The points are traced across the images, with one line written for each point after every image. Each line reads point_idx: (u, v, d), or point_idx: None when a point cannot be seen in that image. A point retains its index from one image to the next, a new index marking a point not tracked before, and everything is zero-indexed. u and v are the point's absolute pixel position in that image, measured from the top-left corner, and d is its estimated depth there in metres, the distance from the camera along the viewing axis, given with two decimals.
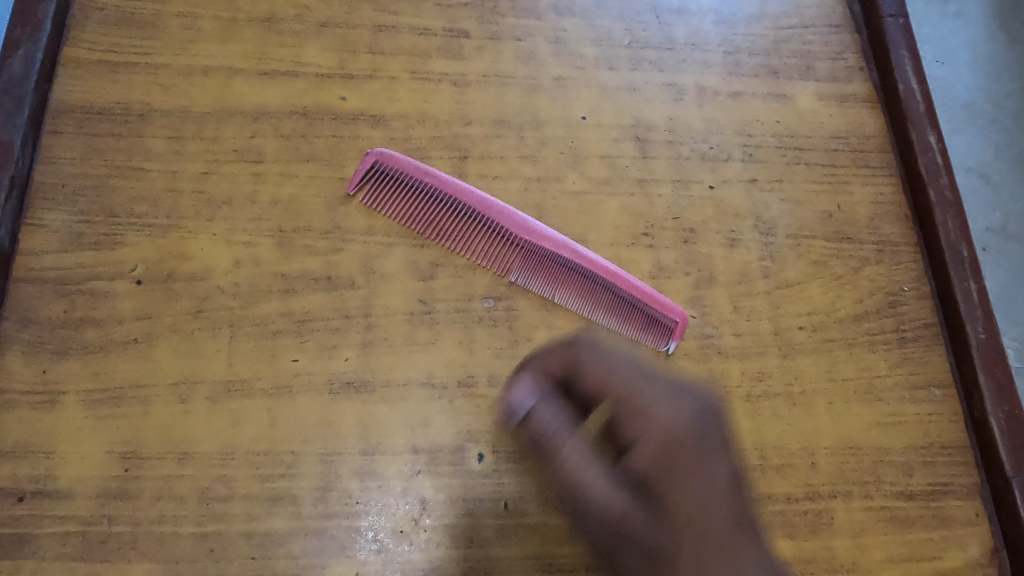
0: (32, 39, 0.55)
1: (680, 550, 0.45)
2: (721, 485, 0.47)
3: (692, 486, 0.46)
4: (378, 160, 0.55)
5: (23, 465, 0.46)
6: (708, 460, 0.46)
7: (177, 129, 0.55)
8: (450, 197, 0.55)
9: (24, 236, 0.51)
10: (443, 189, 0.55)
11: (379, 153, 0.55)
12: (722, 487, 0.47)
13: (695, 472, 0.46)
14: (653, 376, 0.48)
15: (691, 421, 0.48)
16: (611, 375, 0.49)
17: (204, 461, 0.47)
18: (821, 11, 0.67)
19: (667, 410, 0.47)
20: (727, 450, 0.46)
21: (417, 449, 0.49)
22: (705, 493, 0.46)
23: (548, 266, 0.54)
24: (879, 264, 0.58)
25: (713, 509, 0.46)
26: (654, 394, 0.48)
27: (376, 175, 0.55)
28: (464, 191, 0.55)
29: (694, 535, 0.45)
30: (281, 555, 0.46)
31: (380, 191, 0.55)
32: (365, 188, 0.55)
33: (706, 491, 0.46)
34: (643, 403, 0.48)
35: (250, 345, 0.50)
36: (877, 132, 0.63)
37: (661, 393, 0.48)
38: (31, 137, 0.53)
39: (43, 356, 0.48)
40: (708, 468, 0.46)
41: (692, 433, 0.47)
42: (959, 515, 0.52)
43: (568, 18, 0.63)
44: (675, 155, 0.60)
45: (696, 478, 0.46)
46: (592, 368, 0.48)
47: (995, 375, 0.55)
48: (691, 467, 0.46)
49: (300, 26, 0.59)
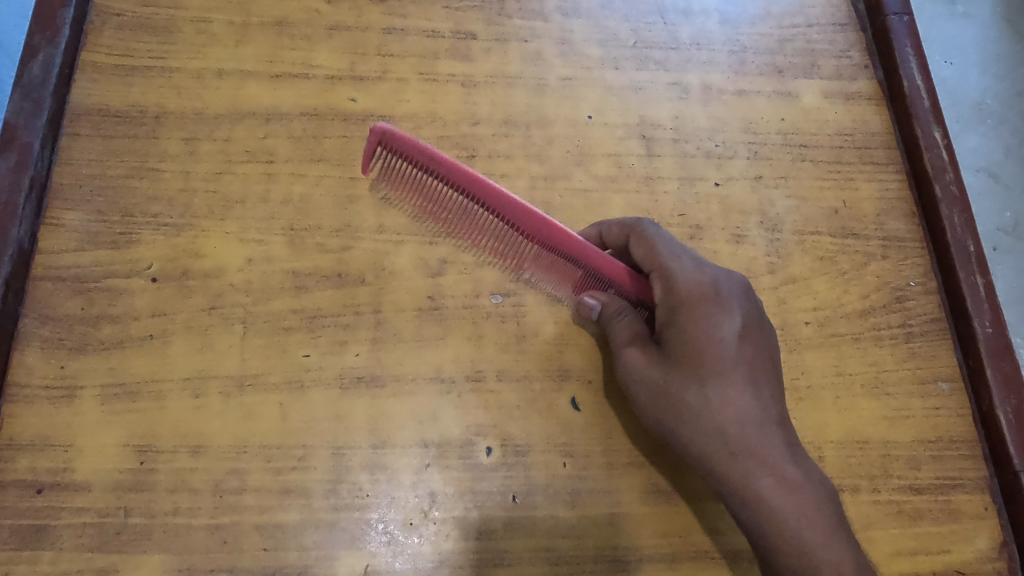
0: (51, 45, 0.57)
1: (686, 389, 0.46)
2: (736, 336, 0.47)
3: (705, 330, 0.47)
4: (380, 138, 0.49)
5: (42, 458, 0.47)
6: (722, 302, 0.48)
7: (191, 131, 0.56)
8: (461, 189, 0.49)
9: (43, 235, 0.52)
10: (455, 181, 0.49)
11: (381, 131, 0.49)
12: (741, 355, 0.47)
13: (712, 322, 0.47)
14: (679, 251, 0.50)
15: (712, 281, 0.49)
16: (657, 241, 0.50)
17: (217, 454, 0.48)
18: (826, 10, 0.68)
19: (679, 270, 0.49)
20: (726, 348, 0.47)
21: (427, 443, 0.50)
22: (717, 332, 0.47)
23: (558, 268, 0.51)
24: (885, 259, 0.59)
25: (723, 351, 0.47)
26: (675, 260, 0.49)
27: (383, 151, 0.50)
28: (478, 184, 0.48)
29: (704, 389, 0.46)
30: (293, 547, 0.46)
31: (390, 166, 0.51)
32: (376, 167, 0.52)
33: (716, 335, 0.47)
34: (665, 248, 0.50)
35: (263, 341, 0.51)
36: (883, 129, 0.64)
37: (689, 262, 0.49)
38: (50, 139, 0.55)
39: (61, 352, 0.49)
40: (719, 314, 0.47)
41: (729, 287, 0.49)
42: (968, 509, 0.52)
43: (574, 19, 0.64)
44: (681, 153, 0.61)
45: (708, 323, 0.47)
46: (637, 248, 0.50)
47: (1003, 368, 0.55)
48: (703, 305, 0.47)
49: (310, 29, 0.60)
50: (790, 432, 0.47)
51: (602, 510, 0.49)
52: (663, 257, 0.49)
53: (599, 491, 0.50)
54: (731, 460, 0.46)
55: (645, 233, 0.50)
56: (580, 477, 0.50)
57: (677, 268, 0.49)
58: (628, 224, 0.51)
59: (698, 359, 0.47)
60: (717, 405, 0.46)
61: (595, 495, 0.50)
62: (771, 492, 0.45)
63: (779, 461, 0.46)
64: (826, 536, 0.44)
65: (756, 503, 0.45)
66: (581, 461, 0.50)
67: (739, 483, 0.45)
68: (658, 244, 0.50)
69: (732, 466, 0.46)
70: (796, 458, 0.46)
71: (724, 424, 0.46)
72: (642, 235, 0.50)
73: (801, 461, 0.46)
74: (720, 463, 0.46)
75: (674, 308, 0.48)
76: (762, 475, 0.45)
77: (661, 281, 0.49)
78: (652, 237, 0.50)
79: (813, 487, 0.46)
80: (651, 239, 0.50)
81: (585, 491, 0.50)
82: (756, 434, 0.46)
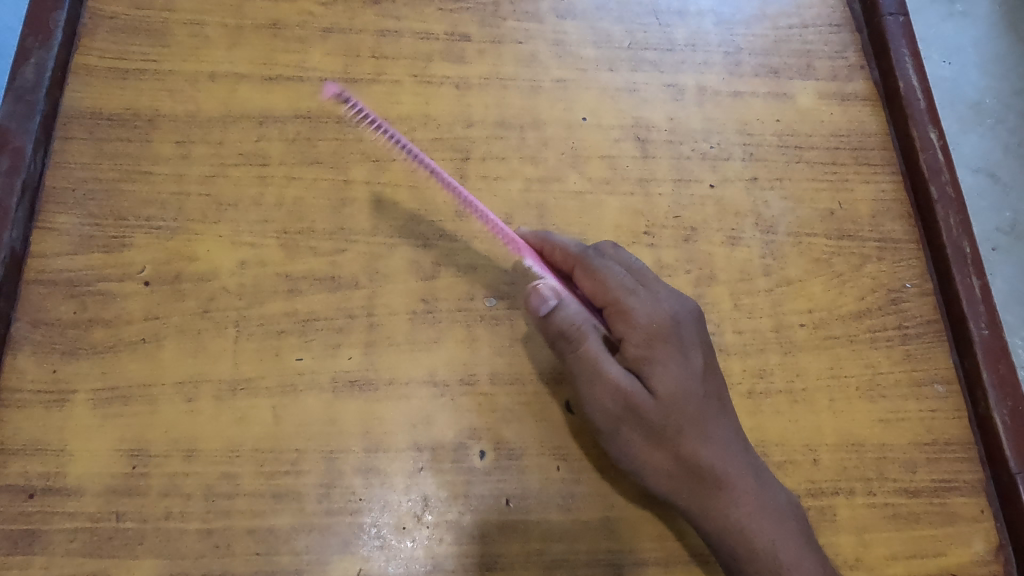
0: (43, 47, 0.57)
1: (664, 430, 0.45)
2: (702, 369, 0.46)
3: (676, 368, 0.45)
4: None
5: (34, 463, 0.47)
6: (683, 338, 0.46)
7: (184, 134, 0.56)
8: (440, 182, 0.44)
9: (36, 239, 0.52)
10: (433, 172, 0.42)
11: None
12: (709, 389, 0.46)
13: (680, 359, 0.46)
14: (630, 283, 0.47)
15: (671, 314, 0.47)
16: (607, 274, 0.47)
17: (209, 459, 0.48)
18: (821, 11, 0.67)
19: (638, 306, 0.46)
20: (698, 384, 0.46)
21: (420, 446, 0.49)
22: (687, 369, 0.46)
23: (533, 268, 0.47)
24: (881, 261, 0.59)
25: (693, 389, 0.46)
26: (634, 294, 0.47)
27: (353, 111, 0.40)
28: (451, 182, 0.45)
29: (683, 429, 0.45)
30: (285, 552, 0.46)
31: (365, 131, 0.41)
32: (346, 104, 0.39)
33: (686, 374, 0.46)
34: (616, 282, 0.47)
35: (255, 345, 0.51)
36: (878, 130, 0.63)
37: (649, 295, 0.47)
38: (42, 142, 0.55)
39: (53, 356, 0.49)
40: (683, 350, 0.46)
41: (686, 318, 0.47)
42: (964, 512, 0.52)
43: (568, 21, 0.64)
44: (675, 154, 0.60)
45: (678, 360, 0.46)
46: (584, 281, 0.47)
47: (999, 370, 0.55)
48: (670, 342, 0.46)
49: (304, 32, 0.60)
50: (754, 457, 0.47)
51: (595, 514, 0.49)
52: (617, 293, 0.47)
53: (592, 495, 0.50)
54: (709, 495, 0.45)
55: (593, 265, 0.47)
56: (574, 481, 0.50)
57: (636, 304, 0.46)
58: (568, 253, 0.48)
59: (673, 398, 0.45)
60: (694, 444, 0.45)
61: (588, 500, 0.50)
62: (751, 520, 0.45)
63: (753, 490, 0.46)
64: (803, 556, 0.45)
65: (739, 534, 0.45)
66: (574, 465, 0.50)
67: (718, 514, 0.45)
68: (609, 278, 0.47)
69: (710, 501, 0.45)
70: (764, 483, 0.46)
71: (700, 463, 0.45)
72: (588, 267, 0.47)
73: (770, 485, 0.47)
74: (699, 499, 0.45)
75: (644, 345, 0.46)
76: (740, 507, 0.45)
77: (621, 316, 0.46)
78: (599, 269, 0.47)
79: (785, 508, 0.46)
80: (600, 272, 0.47)
81: (579, 495, 0.50)
82: (730, 468, 0.45)
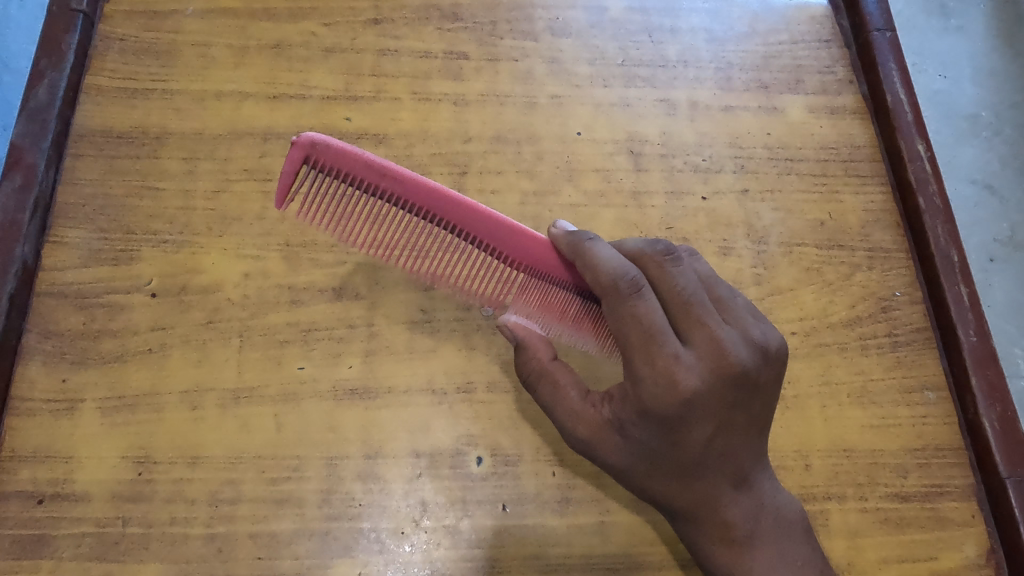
0: (56, 69, 0.59)
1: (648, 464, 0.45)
2: (707, 437, 0.43)
3: (672, 436, 0.43)
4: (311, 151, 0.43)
5: (43, 469, 0.48)
6: (693, 411, 0.42)
7: (191, 151, 0.58)
8: (430, 218, 0.45)
9: (47, 252, 0.54)
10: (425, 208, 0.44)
11: (312, 144, 0.43)
12: (710, 449, 0.44)
13: (681, 430, 0.43)
14: (659, 340, 0.42)
15: (687, 386, 0.42)
16: (632, 324, 0.42)
17: (213, 465, 0.49)
18: (810, 28, 0.69)
19: (649, 374, 0.42)
20: (700, 437, 0.43)
21: (418, 453, 0.51)
22: (687, 435, 0.43)
23: (553, 294, 0.48)
24: (871, 269, 0.60)
25: (689, 448, 0.44)
26: (647, 362, 0.42)
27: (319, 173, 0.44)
28: (444, 214, 0.44)
29: (664, 468, 0.45)
30: (287, 556, 0.47)
31: (328, 194, 0.45)
32: (305, 193, 0.45)
33: (684, 441, 0.43)
34: (639, 339, 0.42)
35: (258, 354, 0.52)
36: (867, 143, 0.65)
37: (666, 363, 0.42)
38: (55, 159, 0.56)
39: (62, 366, 0.51)
40: (686, 423, 0.43)
41: (707, 391, 0.42)
42: (955, 516, 0.52)
43: (563, 39, 0.66)
44: (668, 167, 0.62)
45: (676, 430, 0.43)
46: (610, 319, 0.44)
47: (988, 377, 0.56)
48: (672, 416, 0.42)
49: (307, 51, 0.62)
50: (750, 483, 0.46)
51: (590, 518, 0.50)
52: (633, 350, 0.42)
53: (587, 500, 0.51)
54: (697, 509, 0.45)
55: (622, 311, 0.43)
56: (568, 487, 0.51)
57: (647, 372, 0.42)
58: (604, 285, 0.43)
59: (660, 452, 0.44)
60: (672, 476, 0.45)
61: (584, 504, 0.50)
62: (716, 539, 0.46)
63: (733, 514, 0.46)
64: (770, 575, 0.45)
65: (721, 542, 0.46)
66: (570, 471, 0.51)
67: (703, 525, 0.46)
68: (634, 329, 0.42)
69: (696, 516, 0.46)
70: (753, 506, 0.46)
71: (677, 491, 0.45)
72: (617, 310, 0.43)
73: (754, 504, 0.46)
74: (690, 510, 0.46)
75: (640, 412, 0.43)
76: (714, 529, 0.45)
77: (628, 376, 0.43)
78: (629, 315, 0.42)
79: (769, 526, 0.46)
80: (626, 320, 0.42)
81: (574, 500, 0.51)
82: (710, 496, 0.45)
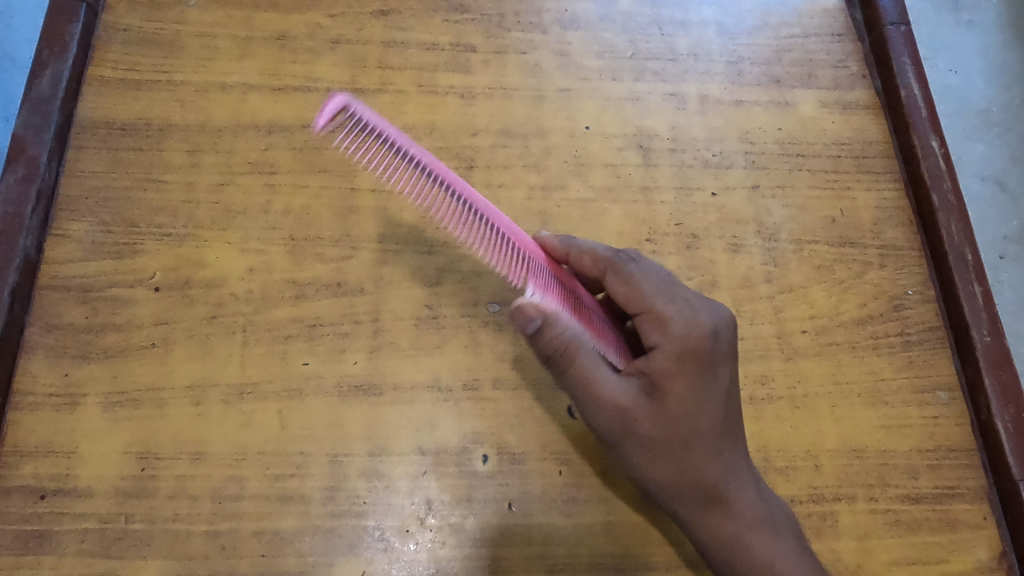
0: (59, 59, 0.58)
1: (669, 445, 0.44)
2: (730, 381, 0.46)
3: (706, 380, 0.45)
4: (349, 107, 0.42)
5: (45, 464, 0.48)
6: (719, 347, 0.46)
7: (194, 143, 0.57)
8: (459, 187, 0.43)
9: (50, 245, 0.53)
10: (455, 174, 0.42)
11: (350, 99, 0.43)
12: None
13: (713, 371, 0.45)
14: (667, 289, 0.47)
15: (706, 322, 0.46)
16: (641, 280, 0.47)
17: (216, 461, 0.49)
18: (823, 21, 0.68)
19: (674, 314, 0.45)
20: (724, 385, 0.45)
21: (423, 450, 0.50)
22: (715, 381, 0.45)
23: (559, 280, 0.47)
24: (883, 267, 0.59)
25: None
26: (667, 304, 0.46)
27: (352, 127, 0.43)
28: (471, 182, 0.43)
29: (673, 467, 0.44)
30: (291, 553, 0.47)
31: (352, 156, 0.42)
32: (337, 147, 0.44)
33: (715, 387, 0.45)
34: (652, 289, 0.46)
35: (262, 349, 0.52)
36: (880, 138, 0.64)
37: (681, 305, 0.46)
38: (57, 151, 0.56)
39: (65, 360, 0.50)
40: (715, 363, 0.45)
41: (722, 329, 0.46)
42: (966, 518, 0.52)
43: (572, 31, 0.65)
44: (678, 162, 0.61)
45: (708, 372, 0.45)
46: (619, 286, 0.47)
47: (1001, 377, 0.55)
48: (702, 355, 0.45)
49: (312, 43, 0.62)
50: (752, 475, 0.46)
51: (597, 517, 0.50)
52: (652, 299, 0.46)
53: (594, 499, 0.50)
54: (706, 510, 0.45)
55: (628, 271, 0.47)
56: (575, 486, 0.50)
57: (672, 312, 0.46)
58: (602, 258, 0.47)
59: None
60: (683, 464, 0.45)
61: (590, 504, 0.50)
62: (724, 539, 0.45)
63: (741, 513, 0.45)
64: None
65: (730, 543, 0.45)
66: (577, 469, 0.51)
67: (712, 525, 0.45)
68: (644, 283, 0.47)
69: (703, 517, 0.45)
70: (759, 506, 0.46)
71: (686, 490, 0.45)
72: (623, 273, 0.47)
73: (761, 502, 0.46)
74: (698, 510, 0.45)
75: (676, 356, 0.44)
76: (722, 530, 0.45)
77: (656, 325, 0.45)
78: (635, 274, 0.47)
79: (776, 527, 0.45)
80: (635, 278, 0.47)
81: (580, 499, 0.50)
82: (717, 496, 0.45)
